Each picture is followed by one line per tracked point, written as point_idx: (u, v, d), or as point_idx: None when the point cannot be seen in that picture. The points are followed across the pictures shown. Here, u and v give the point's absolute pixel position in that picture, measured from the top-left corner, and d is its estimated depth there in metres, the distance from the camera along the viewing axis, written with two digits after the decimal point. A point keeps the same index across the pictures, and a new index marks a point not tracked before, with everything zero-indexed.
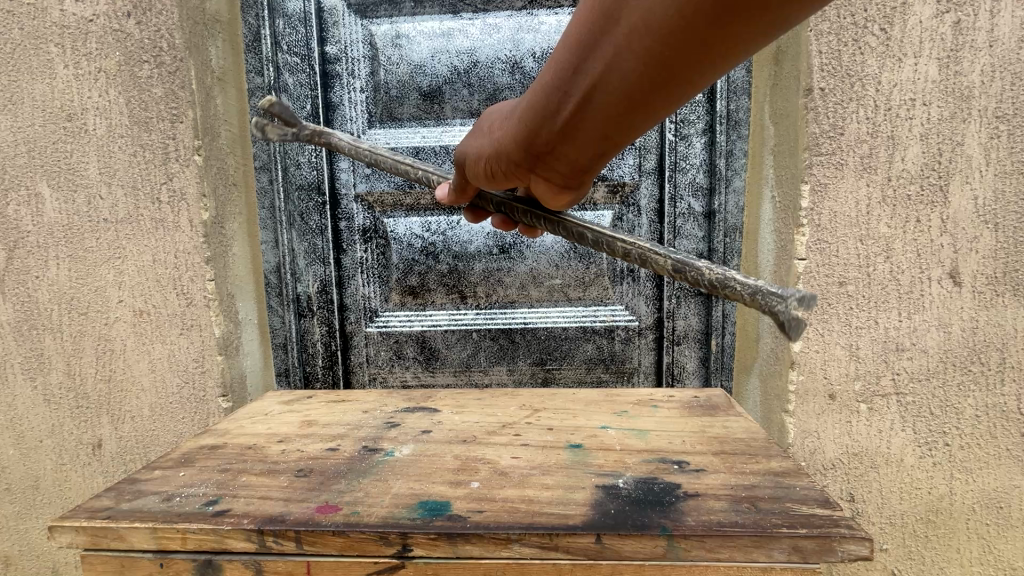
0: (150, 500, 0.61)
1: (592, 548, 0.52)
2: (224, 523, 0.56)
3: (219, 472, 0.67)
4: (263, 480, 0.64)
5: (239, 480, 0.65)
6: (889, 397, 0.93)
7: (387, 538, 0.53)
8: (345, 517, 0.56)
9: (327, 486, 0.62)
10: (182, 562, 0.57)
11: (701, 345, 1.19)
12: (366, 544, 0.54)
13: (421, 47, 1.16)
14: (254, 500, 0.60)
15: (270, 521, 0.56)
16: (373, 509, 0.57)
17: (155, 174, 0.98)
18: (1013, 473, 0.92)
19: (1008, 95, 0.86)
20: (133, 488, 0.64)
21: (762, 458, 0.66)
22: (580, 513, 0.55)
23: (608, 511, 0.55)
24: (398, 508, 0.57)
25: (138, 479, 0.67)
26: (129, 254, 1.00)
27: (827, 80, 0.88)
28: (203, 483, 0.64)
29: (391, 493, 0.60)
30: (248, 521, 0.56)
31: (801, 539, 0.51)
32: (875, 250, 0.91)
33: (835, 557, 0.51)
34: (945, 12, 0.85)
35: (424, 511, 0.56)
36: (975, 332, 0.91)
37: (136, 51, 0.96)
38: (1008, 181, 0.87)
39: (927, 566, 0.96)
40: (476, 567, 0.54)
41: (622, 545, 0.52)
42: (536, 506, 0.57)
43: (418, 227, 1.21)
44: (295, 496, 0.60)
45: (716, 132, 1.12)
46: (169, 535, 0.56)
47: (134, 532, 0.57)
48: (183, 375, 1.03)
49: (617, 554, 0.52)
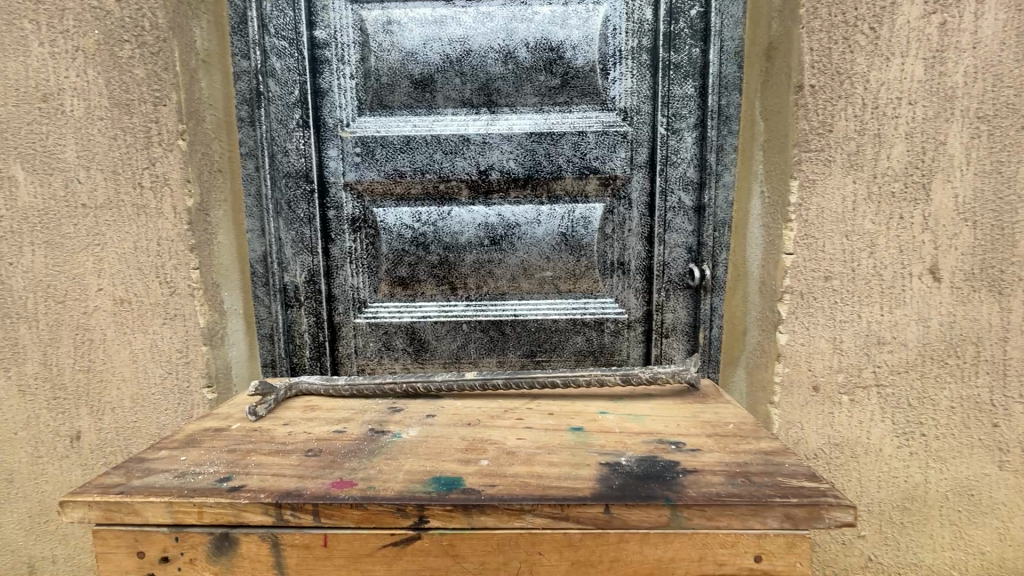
0: (162, 477, 0.60)
1: (601, 518, 0.53)
2: (241, 498, 0.55)
3: (228, 452, 0.66)
4: (275, 459, 0.64)
5: (249, 459, 0.64)
6: (870, 389, 0.96)
7: (404, 511, 0.54)
8: (362, 491, 0.56)
9: (339, 464, 0.62)
10: (199, 536, 0.56)
11: (689, 336, 1.21)
12: (383, 516, 0.54)
13: (412, 34, 1.13)
14: (268, 476, 0.59)
15: (286, 495, 0.55)
16: (389, 483, 0.57)
17: (137, 159, 0.95)
18: (983, 462, 0.96)
19: (989, 97, 0.88)
20: (141, 465, 0.63)
21: (752, 439, 0.68)
22: (588, 486, 0.56)
23: (613, 484, 0.56)
24: (413, 484, 0.57)
25: (145, 458, 0.65)
26: (110, 241, 0.97)
27: (817, 77, 0.89)
28: (213, 462, 0.63)
29: (405, 469, 0.60)
30: (265, 494, 0.55)
31: (793, 507, 0.53)
32: (861, 246, 0.93)
33: (823, 524, 0.53)
34: (932, 13, 0.87)
35: (439, 485, 0.57)
36: (953, 326, 0.94)
37: (116, 30, 0.92)
38: (987, 180, 0.90)
39: (902, 552, 0.99)
40: (490, 538, 0.54)
41: (630, 515, 0.53)
42: (545, 481, 0.57)
43: (408, 217, 1.19)
44: (309, 473, 0.60)
45: (707, 127, 1.13)
46: (185, 509, 0.55)
47: (148, 507, 0.56)
48: (167, 366, 1.00)
49: (625, 523, 0.53)
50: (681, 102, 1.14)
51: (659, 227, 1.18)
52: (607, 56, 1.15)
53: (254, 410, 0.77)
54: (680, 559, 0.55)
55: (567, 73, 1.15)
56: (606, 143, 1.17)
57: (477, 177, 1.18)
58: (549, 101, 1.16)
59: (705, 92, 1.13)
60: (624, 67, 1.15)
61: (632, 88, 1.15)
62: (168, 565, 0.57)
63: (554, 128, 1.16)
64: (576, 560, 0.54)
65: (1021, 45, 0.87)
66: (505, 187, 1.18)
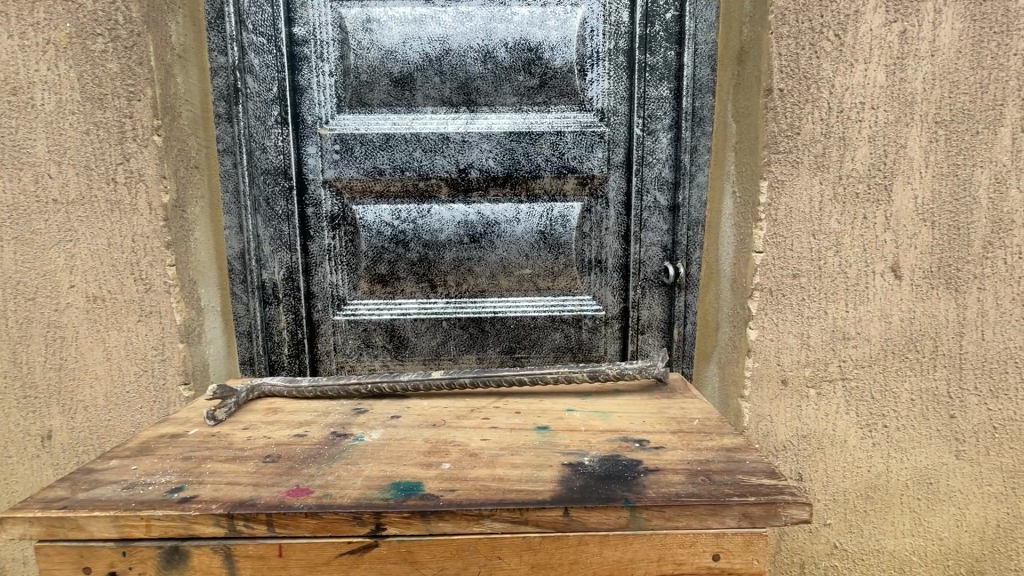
0: (109, 489, 0.60)
1: (560, 521, 0.55)
2: (191, 509, 0.55)
3: (182, 460, 0.66)
4: (230, 467, 0.64)
5: (203, 467, 0.64)
6: (836, 382, 1.00)
7: (360, 518, 0.55)
8: (318, 499, 0.56)
9: (297, 471, 0.62)
10: (146, 550, 0.56)
11: (664, 333, 1.24)
12: (340, 525, 0.55)
13: (392, 31, 1.14)
14: (222, 486, 0.60)
15: (239, 505, 0.56)
16: (346, 490, 0.58)
17: (111, 154, 0.94)
18: (942, 451, 1.01)
19: (946, 103, 0.93)
20: (88, 477, 0.63)
21: (716, 435, 0.70)
22: (547, 489, 0.58)
23: (574, 486, 0.58)
24: (371, 489, 0.58)
25: (94, 469, 0.65)
26: (83, 237, 0.96)
27: (786, 82, 0.92)
28: (165, 472, 0.63)
29: (363, 475, 0.61)
30: (216, 505, 0.56)
31: (750, 505, 0.55)
32: (827, 244, 0.96)
33: (780, 521, 0.55)
34: (893, 21, 0.91)
35: (397, 491, 0.58)
36: (913, 322, 0.98)
37: (89, 23, 0.91)
38: (945, 182, 0.95)
39: (866, 539, 1.03)
40: (449, 544, 0.56)
41: (589, 518, 0.55)
42: (506, 484, 0.59)
43: (388, 215, 1.20)
44: (264, 481, 0.60)
45: (682, 128, 1.16)
46: (132, 522, 0.55)
47: (93, 521, 0.55)
48: (143, 363, 0.99)
49: (584, 526, 0.55)
50: (657, 104, 1.17)
51: (635, 226, 1.21)
52: (585, 57, 1.17)
53: (213, 415, 0.77)
54: (639, 560, 0.57)
55: (545, 73, 1.17)
56: (583, 143, 1.19)
57: (457, 175, 1.19)
58: (529, 101, 1.18)
59: (679, 94, 1.16)
60: (602, 68, 1.17)
61: (610, 89, 1.18)
62: None
63: (533, 128, 1.18)
64: (536, 563, 0.56)
65: (976, 53, 0.92)
66: (484, 185, 1.20)
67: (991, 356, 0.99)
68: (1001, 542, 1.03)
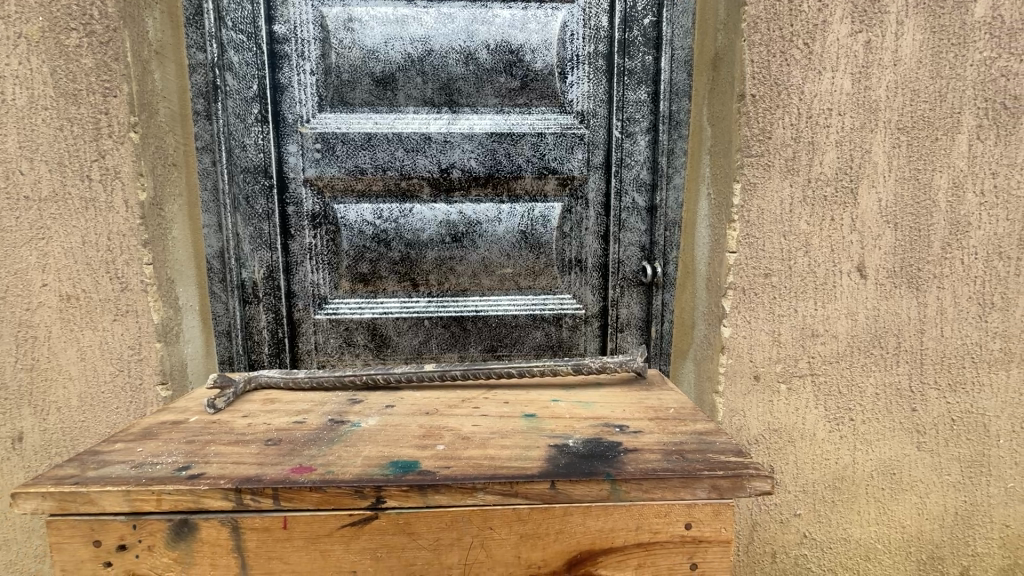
0: (119, 467, 0.60)
1: (546, 493, 0.57)
2: (201, 484, 0.56)
3: (186, 443, 0.66)
4: (234, 449, 0.65)
5: (208, 449, 0.65)
6: (806, 378, 1.03)
7: (362, 491, 0.56)
8: (322, 475, 0.58)
9: (299, 451, 0.63)
10: (157, 523, 0.57)
11: (642, 331, 1.27)
12: (342, 498, 0.56)
13: (374, 32, 1.14)
14: (228, 464, 0.61)
15: (247, 480, 0.57)
16: (348, 467, 0.59)
17: (85, 151, 0.93)
18: (904, 442, 1.06)
19: (908, 110, 0.97)
20: (96, 457, 0.63)
21: (689, 421, 0.73)
22: (537, 465, 0.60)
23: (560, 463, 0.60)
24: (370, 467, 0.59)
25: (99, 450, 0.65)
26: (56, 235, 0.94)
27: (758, 87, 0.95)
28: (170, 452, 0.64)
29: (363, 455, 0.62)
30: (225, 480, 0.57)
31: (718, 478, 0.58)
32: (796, 244, 1.00)
33: (745, 493, 0.58)
34: (858, 32, 0.95)
35: (395, 468, 0.59)
36: (878, 319, 1.02)
37: (62, 17, 0.90)
38: (906, 186, 0.99)
39: (834, 529, 1.07)
40: (444, 515, 0.58)
41: (574, 490, 0.57)
42: (497, 461, 0.60)
43: (369, 214, 1.20)
44: (268, 461, 0.61)
45: (659, 131, 1.19)
46: (143, 496, 0.56)
47: (105, 496, 0.56)
48: (118, 364, 0.98)
49: (569, 497, 0.57)
50: (635, 107, 1.19)
51: (614, 226, 1.23)
52: (565, 61, 1.19)
53: (213, 404, 0.78)
54: (619, 529, 0.59)
55: (526, 75, 1.19)
56: (564, 144, 1.21)
57: (438, 175, 1.20)
58: (509, 103, 1.19)
59: (657, 98, 1.19)
60: (581, 71, 1.19)
61: (589, 92, 1.20)
62: (125, 553, 0.57)
63: (514, 129, 1.20)
64: (524, 533, 0.59)
65: (935, 64, 0.96)
66: (466, 186, 1.21)
67: (949, 351, 1.04)
68: (959, 529, 1.08)
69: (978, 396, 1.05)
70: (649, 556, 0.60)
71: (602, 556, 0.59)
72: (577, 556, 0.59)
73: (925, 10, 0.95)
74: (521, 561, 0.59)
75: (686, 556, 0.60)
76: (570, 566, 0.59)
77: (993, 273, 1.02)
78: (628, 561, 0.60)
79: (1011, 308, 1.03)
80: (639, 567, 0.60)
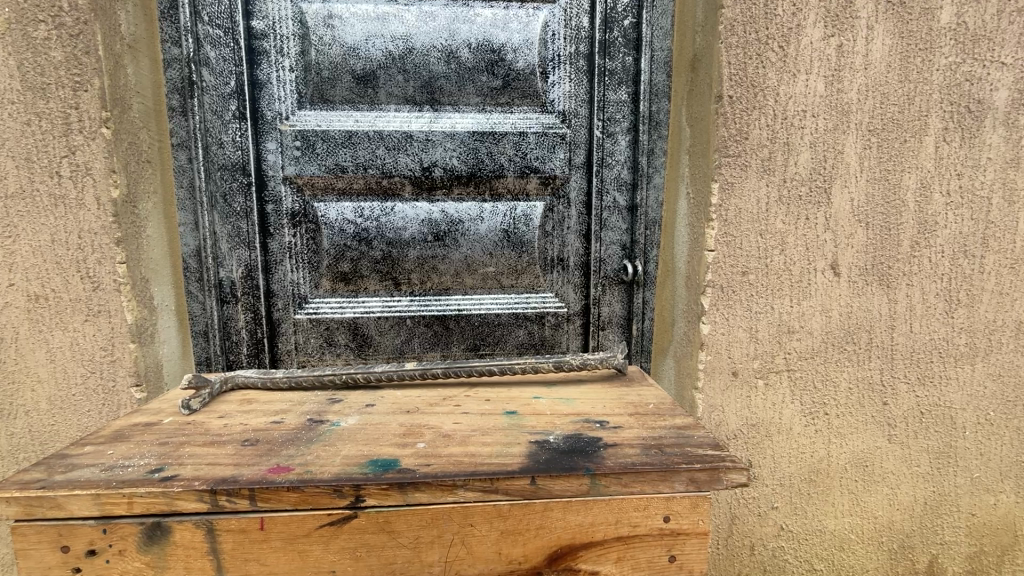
0: (87, 471, 0.59)
1: (527, 488, 0.57)
2: (175, 486, 0.55)
3: (160, 445, 0.65)
4: (209, 450, 0.64)
5: (182, 450, 0.64)
6: (782, 373, 1.06)
7: (340, 490, 0.56)
8: (299, 474, 0.57)
9: (277, 451, 0.63)
10: (128, 527, 0.56)
11: (623, 329, 1.28)
12: (320, 497, 0.56)
13: (354, 29, 1.13)
14: (203, 465, 0.60)
15: (222, 481, 0.56)
16: (327, 466, 0.59)
17: (54, 147, 0.90)
18: (876, 435, 1.09)
19: (878, 113, 1.00)
20: (64, 461, 0.61)
21: (668, 416, 0.74)
22: (517, 461, 0.60)
23: (540, 458, 0.60)
24: (350, 466, 0.59)
25: (68, 454, 0.63)
26: (23, 233, 0.91)
27: (734, 89, 0.97)
28: (143, 455, 0.62)
29: (342, 454, 0.62)
30: (199, 482, 0.56)
31: (696, 471, 0.59)
32: (772, 243, 1.02)
33: (721, 485, 0.60)
34: (831, 36, 0.97)
35: (375, 466, 0.59)
36: (850, 316, 1.05)
37: (30, 9, 0.87)
38: (877, 186, 1.02)
39: (810, 520, 1.10)
40: (425, 513, 0.57)
41: (554, 484, 0.58)
42: (477, 459, 0.61)
43: (350, 212, 1.19)
44: (245, 461, 0.61)
45: (639, 132, 1.21)
46: (114, 500, 0.55)
47: (74, 500, 0.55)
48: (89, 365, 0.95)
49: (549, 492, 0.58)
50: (615, 107, 1.21)
51: (596, 225, 1.25)
52: (547, 60, 1.19)
53: (188, 404, 0.76)
54: (599, 523, 0.60)
55: (507, 74, 1.19)
56: (545, 144, 1.22)
57: (420, 174, 1.19)
58: (492, 101, 1.19)
59: (637, 98, 1.20)
60: (563, 71, 1.20)
61: (571, 92, 1.21)
62: (95, 558, 0.56)
63: (496, 128, 1.20)
64: (506, 529, 0.59)
65: (904, 68, 0.99)
66: (449, 184, 1.21)
67: (918, 347, 1.07)
68: (928, 518, 1.12)
69: (945, 390, 1.09)
70: (629, 549, 0.61)
71: (583, 550, 0.60)
72: (558, 550, 0.60)
73: (894, 15, 0.98)
74: (501, 557, 0.59)
75: (665, 549, 0.61)
76: (551, 561, 0.60)
77: (959, 270, 1.06)
78: (608, 554, 0.61)
79: (976, 304, 1.07)
80: (619, 561, 0.61)
